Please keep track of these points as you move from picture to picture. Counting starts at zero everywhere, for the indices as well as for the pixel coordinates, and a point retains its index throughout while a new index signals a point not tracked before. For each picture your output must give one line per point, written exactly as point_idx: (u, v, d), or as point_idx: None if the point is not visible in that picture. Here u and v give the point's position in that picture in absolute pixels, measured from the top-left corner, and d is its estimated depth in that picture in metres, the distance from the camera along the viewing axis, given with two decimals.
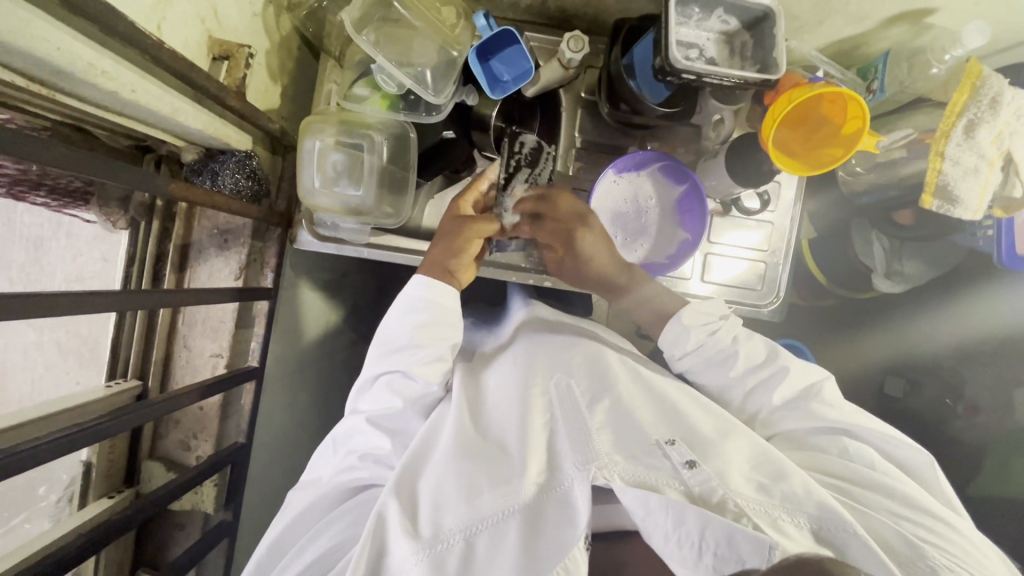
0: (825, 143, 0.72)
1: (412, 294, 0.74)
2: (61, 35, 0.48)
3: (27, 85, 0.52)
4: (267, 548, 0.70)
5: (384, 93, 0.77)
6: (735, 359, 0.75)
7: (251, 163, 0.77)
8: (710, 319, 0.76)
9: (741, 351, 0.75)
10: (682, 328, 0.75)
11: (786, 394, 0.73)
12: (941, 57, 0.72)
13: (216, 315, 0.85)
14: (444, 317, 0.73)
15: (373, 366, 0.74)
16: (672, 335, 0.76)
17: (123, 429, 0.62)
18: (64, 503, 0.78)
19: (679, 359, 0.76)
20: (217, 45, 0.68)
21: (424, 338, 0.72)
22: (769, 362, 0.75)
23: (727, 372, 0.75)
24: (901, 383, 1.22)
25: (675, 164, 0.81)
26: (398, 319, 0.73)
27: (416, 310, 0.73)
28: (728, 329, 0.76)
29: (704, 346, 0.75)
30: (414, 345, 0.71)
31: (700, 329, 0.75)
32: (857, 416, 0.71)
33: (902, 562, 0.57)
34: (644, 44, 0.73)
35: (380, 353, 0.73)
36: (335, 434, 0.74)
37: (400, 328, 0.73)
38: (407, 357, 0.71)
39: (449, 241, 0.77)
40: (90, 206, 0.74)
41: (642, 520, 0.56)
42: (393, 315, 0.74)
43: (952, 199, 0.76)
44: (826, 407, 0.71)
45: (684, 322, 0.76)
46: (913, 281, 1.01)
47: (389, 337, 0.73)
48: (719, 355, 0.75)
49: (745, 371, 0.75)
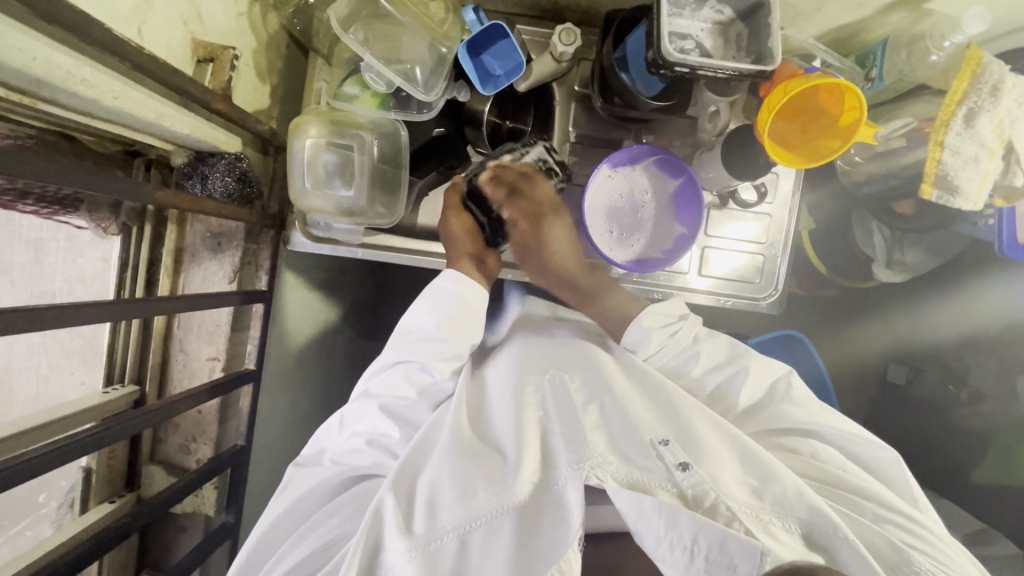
0: (822, 135, 0.70)
1: (443, 286, 0.73)
2: (37, 44, 0.47)
3: (7, 95, 0.51)
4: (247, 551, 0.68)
5: (374, 92, 0.76)
6: (696, 358, 0.75)
7: (241, 165, 0.76)
8: (671, 323, 0.77)
9: (703, 350, 0.76)
10: (643, 331, 0.76)
11: (755, 394, 0.73)
12: (941, 44, 0.71)
13: (212, 319, 0.85)
14: (469, 313, 0.73)
15: (394, 351, 0.74)
16: (633, 337, 0.76)
17: (122, 436, 0.62)
18: (65, 509, 0.78)
19: (643, 357, 0.77)
20: (201, 47, 0.67)
21: (450, 333, 0.72)
22: (729, 362, 0.75)
23: (691, 370, 0.75)
24: (904, 369, 1.22)
25: (673, 158, 0.80)
26: (423, 308, 0.73)
27: (440, 302, 0.72)
28: (689, 329, 0.77)
29: (664, 348, 0.75)
30: (437, 336, 0.72)
31: (660, 331, 0.76)
32: (826, 415, 0.71)
33: (890, 568, 0.57)
34: (636, 36, 0.71)
35: (402, 340, 0.74)
36: (342, 414, 0.74)
37: (427, 316, 0.72)
38: (428, 349, 0.71)
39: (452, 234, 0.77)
40: (80, 213, 0.73)
41: (634, 522, 0.55)
42: (419, 304, 0.74)
43: (951, 189, 0.74)
44: (796, 408, 0.71)
45: (644, 325, 0.76)
46: (913, 271, 1.00)
47: (410, 324, 0.74)
48: (680, 355, 0.76)
49: (709, 368, 0.75)
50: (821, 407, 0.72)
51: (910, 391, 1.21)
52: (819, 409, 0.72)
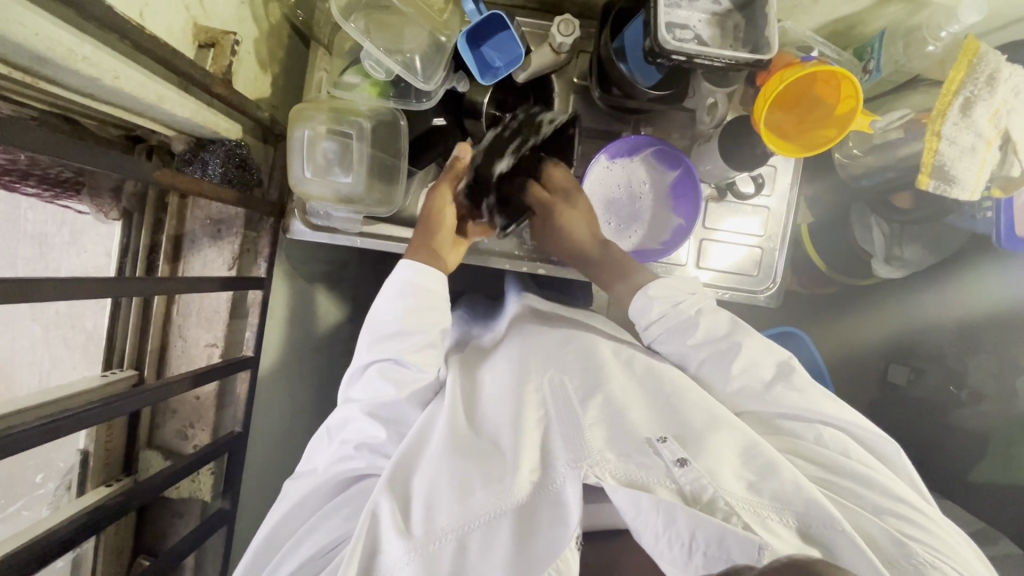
0: (818, 124, 0.70)
1: (399, 279, 0.73)
2: (39, 20, 0.48)
3: (9, 73, 0.52)
4: (257, 546, 0.70)
5: (373, 81, 0.78)
6: (695, 329, 0.74)
7: (240, 151, 0.77)
8: (674, 293, 0.76)
9: (704, 323, 0.74)
10: (646, 299, 0.75)
11: (757, 375, 0.71)
12: (937, 35, 0.72)
13: (211, 305, 0.85)
14: (429, 302, 0.73)
15: (366, 354, 0.74)
16: (637, 305, 0.76)
17: (118, 414, 0.62)
18: (62, 490, 0.79)
19: (646, 329, 0.76)
20: (202, 32, 0.68)
21: (415, 324, 0.72)
22: (727, 335, 0.73)
23: (688, 340, 0.73)
24: (905, 371, 1.21)
25: (668, 148, 0.81)
26: (386, 304, 0.73)
27: (405, 295, 0.73)
28: (692, 301, 0.75)
29: (667, 316, 0.74)
30: (403, 329, 0.71)
31: (663, 301, 0.74)
32: (827, 401, 0.69)
33: (890, 563, 0.56)
34: (634, 26, 0.71)
35: (370, 340, 0.73)
36: (329, 425, 0.74)
37: (391, 312, 0.73)
38: (398, 344, 0.71)
39: (426, 221, 0.78)
40: (81, 197, 0.74)
41: (633, 519, 0.55)
42: (383, 300, 0.74)
43: (948, 179, 0.75)
44: (794, 395, 0.70)
45: (649, 293, 0.75)
46: (914, 266, 1.00)
47: (377, 323, 0.73)
48: (679, 326, 0.74)
49: (704, 342, 0.73)
50: (824, 394, 0.70)
51: (908, 392, 1.20)
52: (821, 393, 0.70)
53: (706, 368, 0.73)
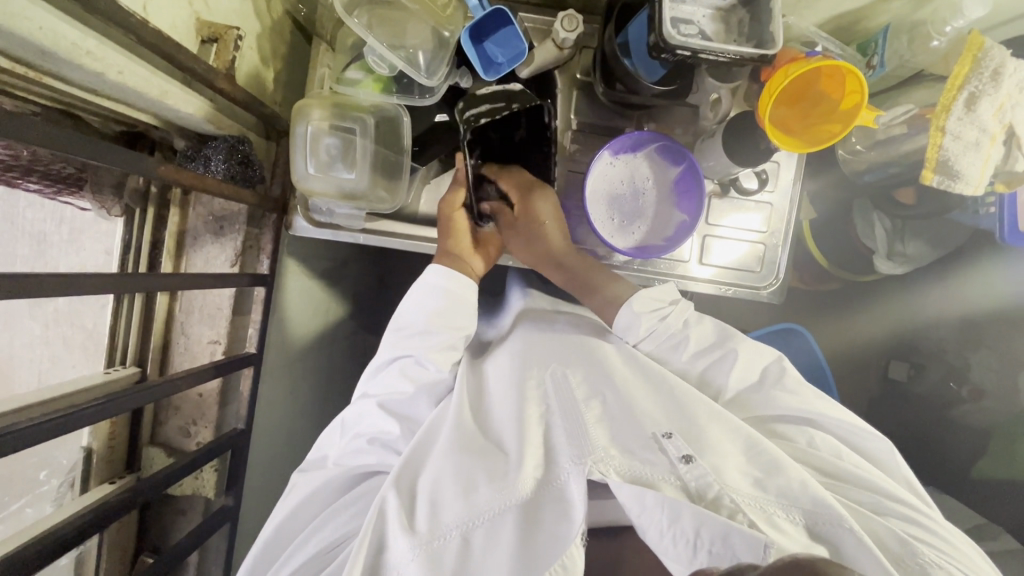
0: (821, 119, 0.70)
1: (429, 281, 0.74)
2: (43, 13, 0.48)
3: (13, 67, 0.52)
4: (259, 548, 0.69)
5: (377, 77, 0.77)
6: (686, 343, 0.74)
7: (242, 148, 0.76)
8: (660, 307, 0.75)
9: (693, 336, 0.74)
10: (632, 315, 0.74)
11: (746, 377, 0.72)
12: (941, 30, 0.72)
13: (214, 302, 0.85)
14: (458, 305, 0.73)
15: (389, 349, 0.74)
16: (623, 322, 0.74)
17: (122, 410, 0.62)
18: (65, 488, 0.78)
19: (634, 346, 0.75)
20: (205, 27, 0.68)
21: (441, 324, 0.72)
22: (719, 346, 0.73)
23: (682, 356, 0.74)
24: (905, 366, 1.21)
25: (672, 143, 0.80)
26: (412, 303, 0.74)
27: (430, 294, 0.73)
28: (679, 313, 0.75)
29: (654, 332, 0.73)
30: (429, 330, 0.72)
31: (649, 316, 0.73)
32: (816, 403, 0.70)
33: (896, 561, 0.57)
34: (638, 21, 0.70)
35: (396, 336, 0.74)
36: (344, 417, 0.74)
37: (416, 311, 0.73)
38: (422, 342, 0.72)
39: (445, 227, 0.79)
40: (83, 193, 0.73)
41: (637, 516, 0.56)
42: (409, 299, 0.75)
43: (952, 173, 0.75)
44: (788, 394, 0.70)
45: (634, 310, 0.74)
46: (914, 262, 1.00)
47: (403, 320, 0.74)
48: (670, 340, 0.74)
49: (697, 355, 0.74)
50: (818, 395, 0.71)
51: (909, 389, 1.21)
52: (813, 395, 0.70)
53: (708, 375, 0.73)
